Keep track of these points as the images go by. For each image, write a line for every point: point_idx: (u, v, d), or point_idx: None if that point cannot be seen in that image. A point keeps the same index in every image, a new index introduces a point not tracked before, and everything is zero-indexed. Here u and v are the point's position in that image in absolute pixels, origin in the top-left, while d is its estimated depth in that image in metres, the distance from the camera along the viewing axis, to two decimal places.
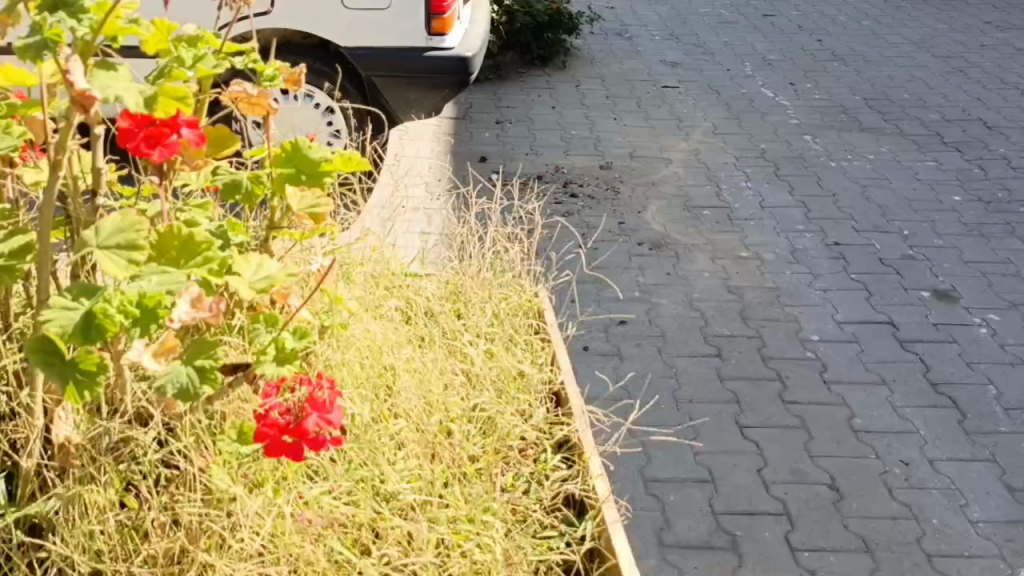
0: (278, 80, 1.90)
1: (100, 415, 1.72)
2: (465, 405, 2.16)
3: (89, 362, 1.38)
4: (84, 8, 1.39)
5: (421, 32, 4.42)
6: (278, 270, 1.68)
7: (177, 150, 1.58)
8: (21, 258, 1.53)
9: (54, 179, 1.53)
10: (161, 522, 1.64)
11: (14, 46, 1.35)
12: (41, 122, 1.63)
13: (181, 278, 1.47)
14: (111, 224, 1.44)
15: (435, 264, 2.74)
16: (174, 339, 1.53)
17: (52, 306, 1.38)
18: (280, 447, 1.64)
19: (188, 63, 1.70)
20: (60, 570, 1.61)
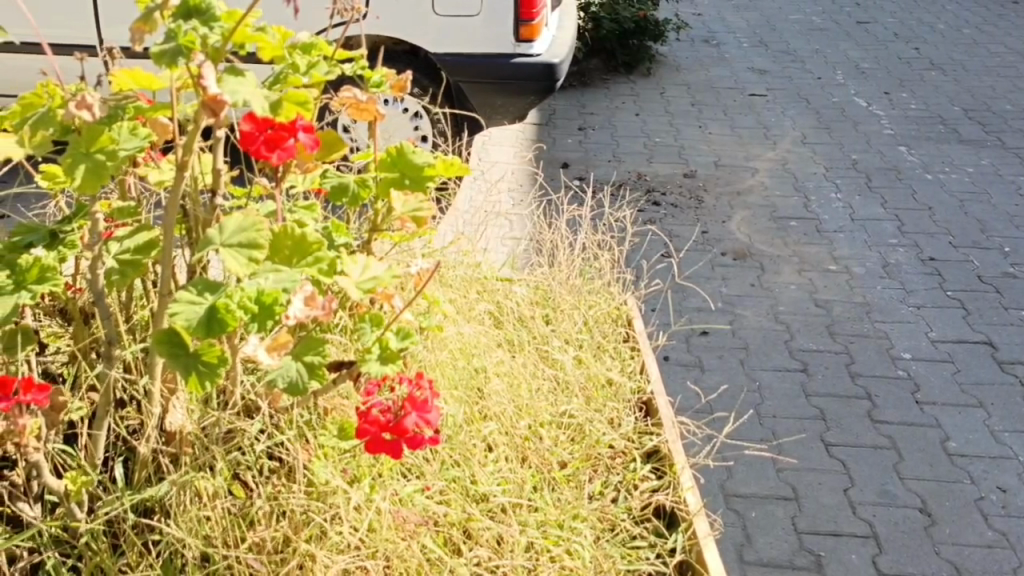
0: (384, 88, 1.97)
1: (210, 406, 1.80)
2: (554, 411, 2.17)
3: (211, 355, 1.44)
4: (215, 16, 1.47)
5: (509, 39, 4.45)
6: (383, 272, 1.73)
7: (293, 153, 1.65)
8: (146, 253, 1.62)
9: (180, 179, 1.60)
10: (268, 511, 1.71)
11: (150, 52, 1.42)
12: (165, 126, 1.71)
13: (294, 277, 1.51)
14: (234, 224, 1.51)
15: (524, 269, 2.76)
16: (286, 335, 1.61)
17: (179, 300, 1.45)
18: (380, 444, 1.69)
19: (303, 70, 1.78)
20: (172, 553, 1.66)
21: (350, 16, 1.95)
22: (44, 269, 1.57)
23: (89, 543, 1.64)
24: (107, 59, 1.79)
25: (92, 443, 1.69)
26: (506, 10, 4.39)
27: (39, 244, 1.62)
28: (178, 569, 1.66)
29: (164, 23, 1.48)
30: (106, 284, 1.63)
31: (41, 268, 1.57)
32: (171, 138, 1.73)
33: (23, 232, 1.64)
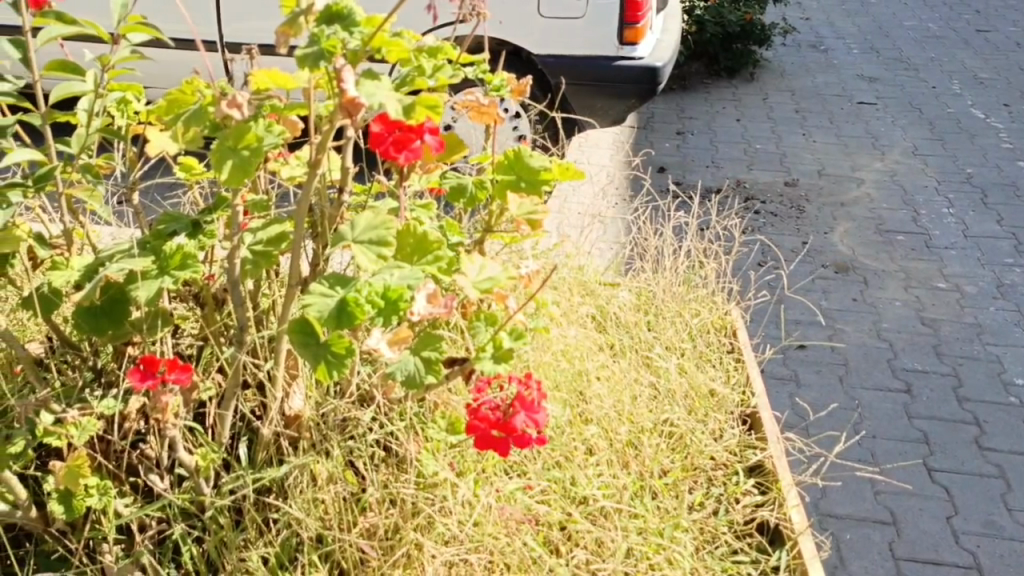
0: (503, 91, 2.01)
1: (328, 394, 1.89)
2: (656, 418, 2.15)
3: (340, 346, 1.51)
4: (356, 21, 1.53)
5: (613, 41, 4.44)
6: (499, 273, 1.76)
7: (420, 154, 1.71)
8: (276, 246, 1.71)
9: (313, 176, 1.67)
10: (379, 498, 1.78)
11: (295, 55, 1.48)
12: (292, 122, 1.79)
13: (419, 274, 1.57)
14: (365, 221, 1.58)
15: (627, 273, 2.75)
16: (407, 330, 1.66)
17: (312, 292, 1.53)
18: (488, 440, 1.72)
19: (430, 73, 1.80)
20: (289, 533, 1.74)
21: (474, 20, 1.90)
22: (186, 257, 1.66)
23: (213, 517, 1.73)
24: (241, 58, 1.80)
25: (219, 422, 1.78)
26: (613, 12, 4.37)
27: (181, 233, 1.72)
28: (294, 548, 1.74)
29: (308, 27, 1.54)
30: (240, 273, 1.71)
31: (183, 256, 1.66)
32: (299, 136, 1.83)
33: (167, 219, 1.75)
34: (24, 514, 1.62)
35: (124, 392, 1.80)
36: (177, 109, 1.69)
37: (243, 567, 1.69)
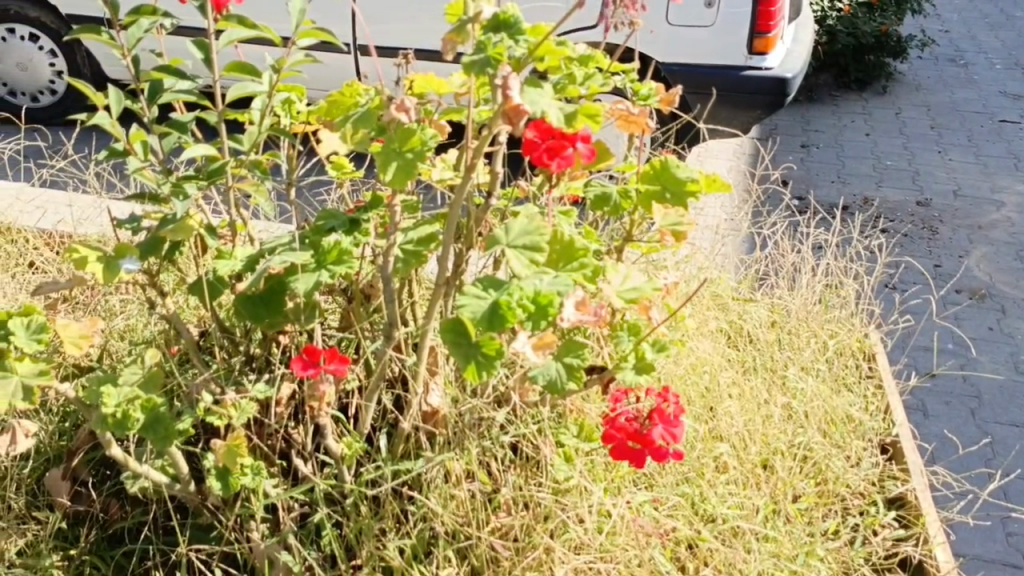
0: (651, 100, 2.01)
1: (466, 394, 1.93)
2: (789, 440, 2.10)
3: (491, 347, 1.56)
4: (522, 30, 1.56)
5: (743, 50, 4.23)
6: (644, 284, 1.75)
7: (572, 162, 1.70)
8: (426, 246, 1.76)
9: (467, 180, 1.71)
10: (512, 499, 1.82)
11: (462, 62, 1.51)
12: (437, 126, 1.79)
13: (569, 282, 1.56)
14: (519, 225, 1.61)
15: (761, 289, 2.68)
16: (551, 335, 1.65)
17: (466, 293, 1.57)
18: (625, 450, 1.72)
19: (581, 82, 1.81)
20: (424, 524, 1.79)
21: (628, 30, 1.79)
22: (342, 252, 1.73)
23: (353, 504, 1.79)
24: (397, 61, 1.78)
25: (362, 413, 1.85)
26: (743, 22, 4.16)
27: (339, 229, 1.78)
28: (428, 540, 1.79)
29: (474, 35, 1.57)
30: (392, 270, 1.77)
31: (340, 252, 1.73)
32: (448, 139, 1.77)
33: (326, 217, 1.80)
34: (183, 488, 1.72)
35: (276, 378, 1.89)
36: (338, 111, 1.79)
37: (380, 554, 1.75)
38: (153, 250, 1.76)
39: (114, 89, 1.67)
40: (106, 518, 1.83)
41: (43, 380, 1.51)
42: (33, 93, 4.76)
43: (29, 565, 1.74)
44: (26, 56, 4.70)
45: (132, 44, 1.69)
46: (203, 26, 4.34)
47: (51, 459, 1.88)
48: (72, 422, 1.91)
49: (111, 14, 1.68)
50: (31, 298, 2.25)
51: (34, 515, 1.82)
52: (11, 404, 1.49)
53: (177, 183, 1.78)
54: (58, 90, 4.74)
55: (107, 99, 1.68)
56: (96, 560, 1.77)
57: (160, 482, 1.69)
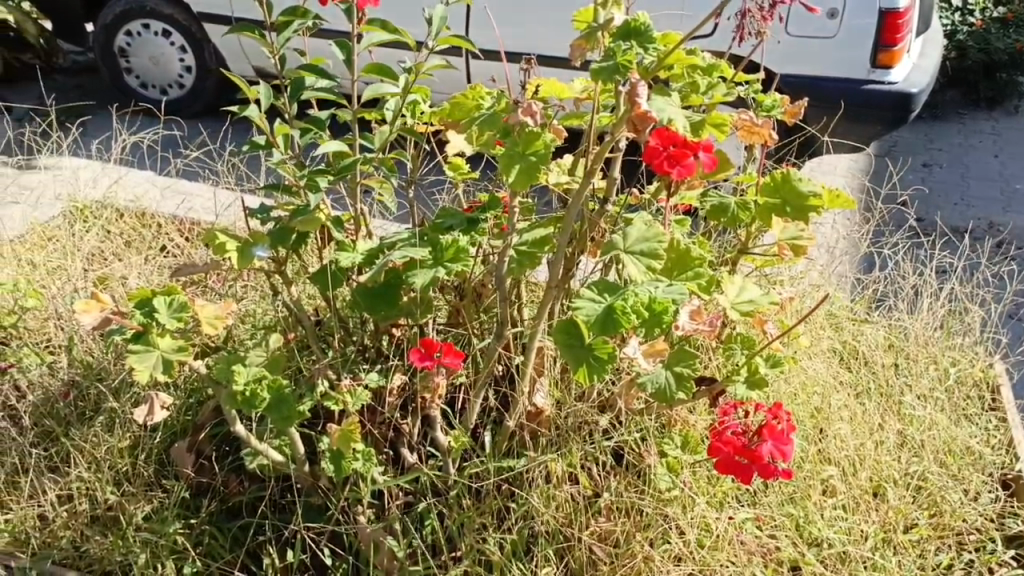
0: (775, 111, 1.98)
1: (570, 398, 1.95)
2: (902, 468, 2.03)
3: (603, 351, 1.57)
4: (653, 38, 1.56)
5: (866, 63, 4.08)
6: (761, 297, 1.72)
7: (693, 170, 1.66)
8: (541, 248, 1.79)
9: (586, 185, 1.71)
10: (611, 505, 1.84)
11: (591, 69, 1.53)
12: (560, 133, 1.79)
13: (685, 291, 1.57)
14: (637, 232, 1.61)
15: (880, 310, 2.57)
16: (663, 343, 1.67)
17: (581, 296, 1.58)
18: (731, 464, 1.68)
19: (705, 91, 1.79)
20: (523, 523, 1.82)
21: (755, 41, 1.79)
22: (459, 250, 1.77)
23: (456, 497, 1.83)
24: (521, 67, 1.85)
25: (469, 409, 1.90)
26: (869, 34, 4.01)
27: (457, 228, 1.82)
28: (527, 538, 1.82)
29: (604, 42, 1.60)
30: (507, 270, 1.81)
31: (457, 249, 1.77)
32: (565, 143, 1.79)
33: (444, 215, 1.85)
34: (298, 468, 1.79)
35: (390, 370, 1.96)
36: (460, 113, 1.84)
37: (480, 548, 1.79)
38: (282, 240, 1.86)
39: (264, 85, 1.83)
40: (224, 492, 1.90)
41: (181, 355, 1.61)
42: (163, 86, 5.05)
43: (153, 530, 1.82)
44: (158, 51, 4.99)
45: (281, 42, 1.80)
46: (346, 30, 4.49)
47: (176, 432, 1.96)
48: (197, 397, 1.99)
49: (264, 14, 1.79)
50: (164, 279, 2.38)
51: (161, 484, 1.91)
52: (152, 375, 1.60)
53: (311, 177, 1.87)
54: (186, 84, 5.01)
55: (258, 93, 1.84)
56: (214, 530, 1.84)
57: (277, 461, 1.77)
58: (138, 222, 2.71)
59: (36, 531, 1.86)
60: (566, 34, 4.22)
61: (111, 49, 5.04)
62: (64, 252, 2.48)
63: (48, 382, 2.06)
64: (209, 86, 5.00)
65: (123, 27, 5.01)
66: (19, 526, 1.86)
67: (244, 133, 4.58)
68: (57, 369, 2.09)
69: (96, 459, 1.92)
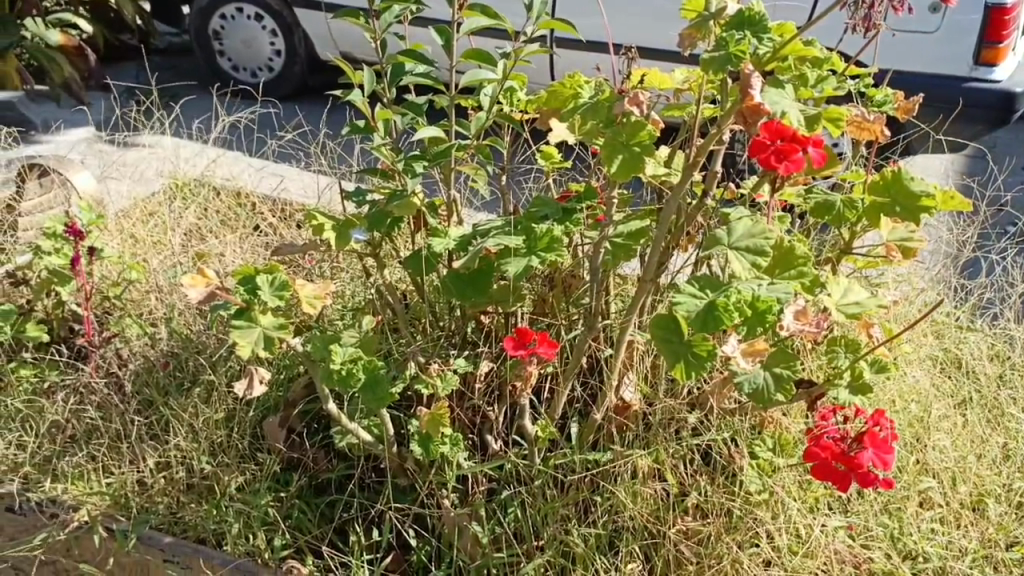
0: (886, 107, 1.93)
1: (659, 394, 1.92)
2: (1004, 484, 1.95)
3: (703, 348, 1.53)
4: (768, 28, 1.51)
5: (968, 59, 3.90)
6: (868, 300, 1.66)
7: (802, 166, 1.60)
8: (636, 241, 1.76)
9: (688, 178, 1.67)
10: (698, 505, 1.82)
11: (702, 58, 1.49)
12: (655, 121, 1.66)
13: (789, 291, 1.53)
14: (743, 227, 1.57)
15: (985, 317, 2.47)
16: (763, 343, 1.63)
17: (681, 292, 1.54)
18: (828, 471, 1.62)
19: (815, 84, 1.73)
20: (608, 518, 1.81)
21: (866, 30, 1.75)
22: (554, 240, 1.75)
23: (541, 486, 1.83)
24: (621, 57, 1.84)
25: (556, 400, 1.88)
26: (972, 30, 3.84)
27: (552, 217, 1.80)
28: (611, 532, 1.81)
29: (716, 31, 1.56)
30: (602, 262, 1.78)
31: (551, 239, 1.75)
32: (662, 135, 1.68)
33: (538, 205, 1.82)
34: (386, 448, 1.81)
35: (479, 356, 1.97)
36: (557, 101, 1.82)
37: (563, 539, 1.78)
38: (378, 223, 1.86)
39: (367, 70, 1.86)
40: (314, 468, 1.94)
41: (282, 333, 1.64)
42: (253, 69, 5.17)
43: (246, 501, 1.87)
44: (250, 34, 5.11)
45: (382, 27, 1.82)
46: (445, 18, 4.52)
47: (269, 407, 2.01)
48: (288, 375, 2.03)
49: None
50: (260, 258, 2.44)
51: (254, 456, 1.96)
52: (254, 350, 1.63)
53: (409, 162, 1.89)
54: (275, 67, 5.12)
55: (361, 78, 1.87)
56: (303, 505, 1.88)
57: (366, 441, 1.80)
58: (234, 201, 2.78)
59: (136, 496, 1.91)
60: (668, 23, 4.16)
61: (206, 32, 5.18)
62: (165, 227, 2.56)
63: (148, 352, 2.13)
64: (298, 70, 5.10)
65: (219, 11, 5.15)
66: (120, 490, 1.91)
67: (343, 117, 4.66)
68: (157, 340, 2.16)
69: (193, 430, 1.98)
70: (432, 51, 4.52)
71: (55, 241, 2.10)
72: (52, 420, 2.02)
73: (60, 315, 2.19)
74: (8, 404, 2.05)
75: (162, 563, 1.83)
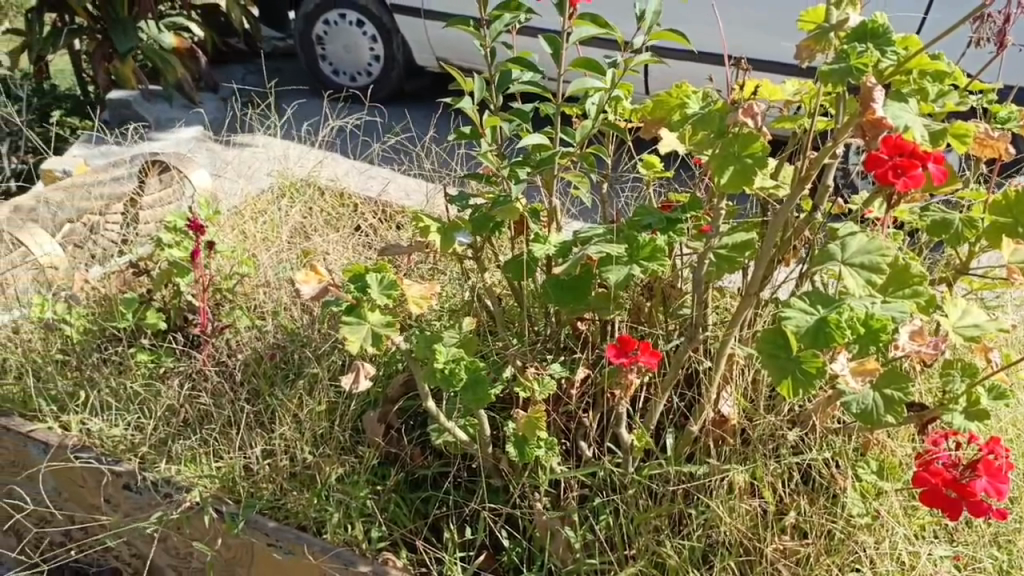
0: (1010, 124, 1.85)
1: (758, 409, 1.89)
2: None
3: (812, 365, 1.51)
4: (892, 41, 1.47)
5: None
6: (988, 322, 1.59)
7: (920, 182, 1.55)
8: (740, 253, 1.73)
9: (798, 192, 1.63)
10: (795, 524, 1.79)
11: (820, 70, 1.45)
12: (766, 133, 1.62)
13: (903, 310, 1.50)
14: (859, 243, 1.53)
15: None
16: (875, 362, 1.59)
17: (791, 307, 1.51)
18: (938, 498, 1.56)
19: (935, 99, 1.68)
20: (701, 532, 1.79)
21: (994, 45, 1.69)
22: (656, 249, 1.74)
23: (634, 495, 1.82)
24: (731, 69, 1.84)
25: (652, 410, 1.88)
26: None
27: (655, 227, 1.79)
28: (706, 545, 1.80)
29: (836, 43, 1.53)
30: (706, 273, 1.76)
31: (654, 249, 1.74)
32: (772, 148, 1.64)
33: (641, 213, 1.82)
34: (481, 449, 1.84)
35: (577, 363, 1.99)
36: (663, 111, 1.82)
37: (656, 550, 1.78)
38: (481, 226, 1.88)
39: (479, 78, 1.90)
40: (411, 464, 1.99)
41: (389, 330, 1.69)
42: (353, 74, 5.33)
43: (347, 492, 1.93)
44: (352, 40, 5.26)
45: (493, 36, 1.86)
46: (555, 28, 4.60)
47: (369, 402, 2.07)
48: (390, 372, 2.09)
49: (481, 8, 1.84)
50: (363, 257, 2.52)
51: (354, 450, 2.02)
52: (362, 346, 1.68)
53: (515, 169, 1.91)
54: (374, 72, 5.28)
55: (473, 86, 1.91)
56: (400, 499, 1.93)
57: (462, 440, 1.83)
58: (337, 201, 2.88)
59: (242, 481, 1.99)
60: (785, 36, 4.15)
61: (310, 37, 5.36)
62: (274, 225, 2.67)
63: (257, 344, 2.23)
64: (396, 76, 5.25)
65: (322, 16, 5.32)
66: (228, 475, 2.00)
67: (447, 125, 4.76)
68: (265, 332, 2.26)
69: (298, 420, 2.06)
70: (541, 59, 4.59)
71: (177, 235, 2.22)
72: (167, 404, 2.13)
73: (177, 305, 2.31)
74: (127, 386, 2.18)
75: (267, 547, 1.88)
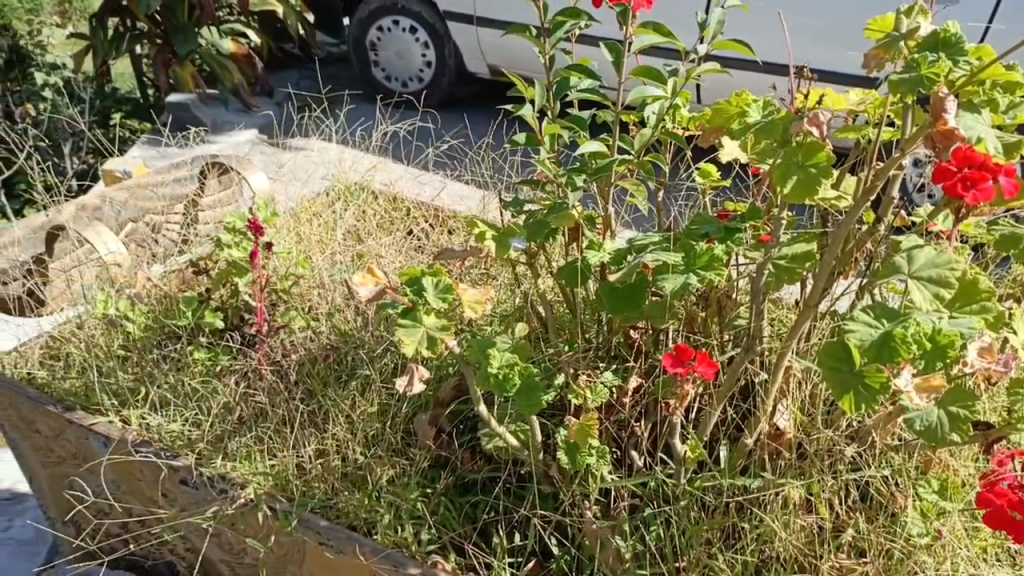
0: None
1: (815, 424, 1.85)
2: None
3: (875, 380, 1.47)
4: (965, 50, 1.43)
5: None
6: None
7: (992, 196, 1.49)
8: (801, 264, 1.69)
9: (862, 204, 1.59)
10: (852, 541, 1.75)
11: (889, 80, 1.41)
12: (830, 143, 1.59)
13: (970, 326, 1.46)
14: (926, 256, 1.50)
15: None
16: (941, 379, 1.56)
17: (854, 320, 1.49)
18: (1003, 520, 1.50)
19: (1007, 111, 1.64)
20: (754, 546, 1.76)
21: None
22: (714, 259, 1.72)
23: (686, 507, 1.80)
24: (794, 77, 1.81)
25: (706, 421, 1.86)
26: None
27: (714, 236, 1.77)
28: (760, 559, 1.77)
29: (906, 52, 1.49)
30: (765, 284, 1.74)
31: (712, 258, 1.72)
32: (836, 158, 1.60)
33: (699, 222, 1.80)
34: (532, 455, 1.84)
35: (630, 371, 1.98)
36: (722, 120, 1.79)
37: (708, 563, 1.75)
38: (536, 232, 1.87)
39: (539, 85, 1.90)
40: (461, 468, 2.00)
41: (445, 333, 1.70)
42: (405, 80, 5.39)
43: (398, 493, 1.94)
44: (404, 46, 5.32)
45: (553, 44, 1.86)
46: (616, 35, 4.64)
47: (421, 404, 2.09)
48: (442, 376, 2.11)
49: (542, 16, 1.85)
50: (416, 261, 2.55)
51: (405, 452, 2.04)
52: (417, 349, 1.69)
53: (572, 175, 1.91)
54: (426, 78, 5.33)
55: (533, 93, 1.91)
56: (450, 503, 1.94)
57: (513, 445, 1.83)
58: (391, 206, 2.92)
59: (295, 479, 2.02)
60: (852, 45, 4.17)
61: (364, 43, 5.44)
62: (329, 227, 2.71)
63: (312, 344, 2.26)
64: (447, 82, 5.30)
65: (376, 23, 5.40)
66: (282, 473, 2.03)
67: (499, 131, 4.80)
68: (320, 334, 2.30)
69: (350, 420, 2.08)
70: (599, 65, 4.61)
71: (236, 235, 2.28)
72: (223, 402, 2.18)
73: (235, 305, 2.36)
74: (185, 383, 2.22)
75: (318, 546, 1.88)
